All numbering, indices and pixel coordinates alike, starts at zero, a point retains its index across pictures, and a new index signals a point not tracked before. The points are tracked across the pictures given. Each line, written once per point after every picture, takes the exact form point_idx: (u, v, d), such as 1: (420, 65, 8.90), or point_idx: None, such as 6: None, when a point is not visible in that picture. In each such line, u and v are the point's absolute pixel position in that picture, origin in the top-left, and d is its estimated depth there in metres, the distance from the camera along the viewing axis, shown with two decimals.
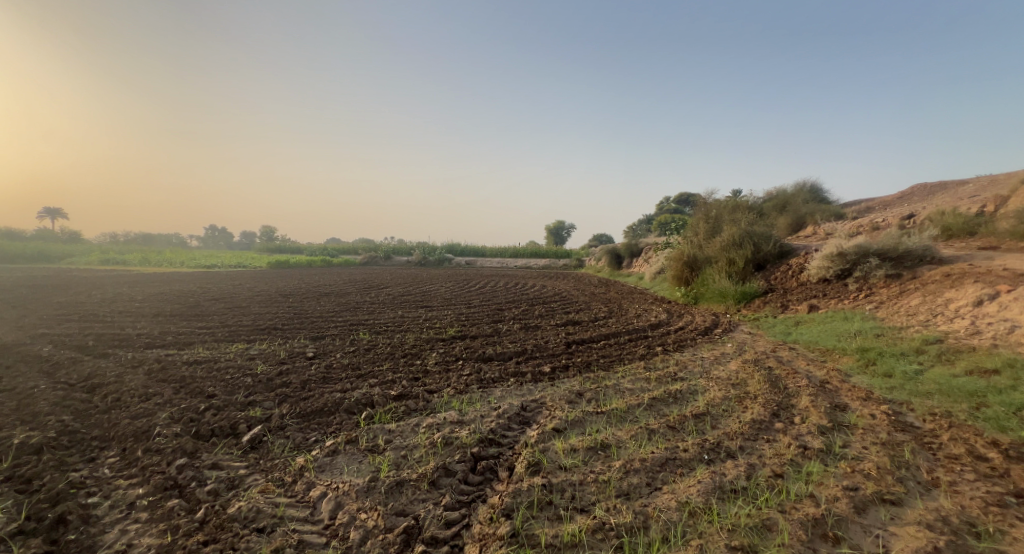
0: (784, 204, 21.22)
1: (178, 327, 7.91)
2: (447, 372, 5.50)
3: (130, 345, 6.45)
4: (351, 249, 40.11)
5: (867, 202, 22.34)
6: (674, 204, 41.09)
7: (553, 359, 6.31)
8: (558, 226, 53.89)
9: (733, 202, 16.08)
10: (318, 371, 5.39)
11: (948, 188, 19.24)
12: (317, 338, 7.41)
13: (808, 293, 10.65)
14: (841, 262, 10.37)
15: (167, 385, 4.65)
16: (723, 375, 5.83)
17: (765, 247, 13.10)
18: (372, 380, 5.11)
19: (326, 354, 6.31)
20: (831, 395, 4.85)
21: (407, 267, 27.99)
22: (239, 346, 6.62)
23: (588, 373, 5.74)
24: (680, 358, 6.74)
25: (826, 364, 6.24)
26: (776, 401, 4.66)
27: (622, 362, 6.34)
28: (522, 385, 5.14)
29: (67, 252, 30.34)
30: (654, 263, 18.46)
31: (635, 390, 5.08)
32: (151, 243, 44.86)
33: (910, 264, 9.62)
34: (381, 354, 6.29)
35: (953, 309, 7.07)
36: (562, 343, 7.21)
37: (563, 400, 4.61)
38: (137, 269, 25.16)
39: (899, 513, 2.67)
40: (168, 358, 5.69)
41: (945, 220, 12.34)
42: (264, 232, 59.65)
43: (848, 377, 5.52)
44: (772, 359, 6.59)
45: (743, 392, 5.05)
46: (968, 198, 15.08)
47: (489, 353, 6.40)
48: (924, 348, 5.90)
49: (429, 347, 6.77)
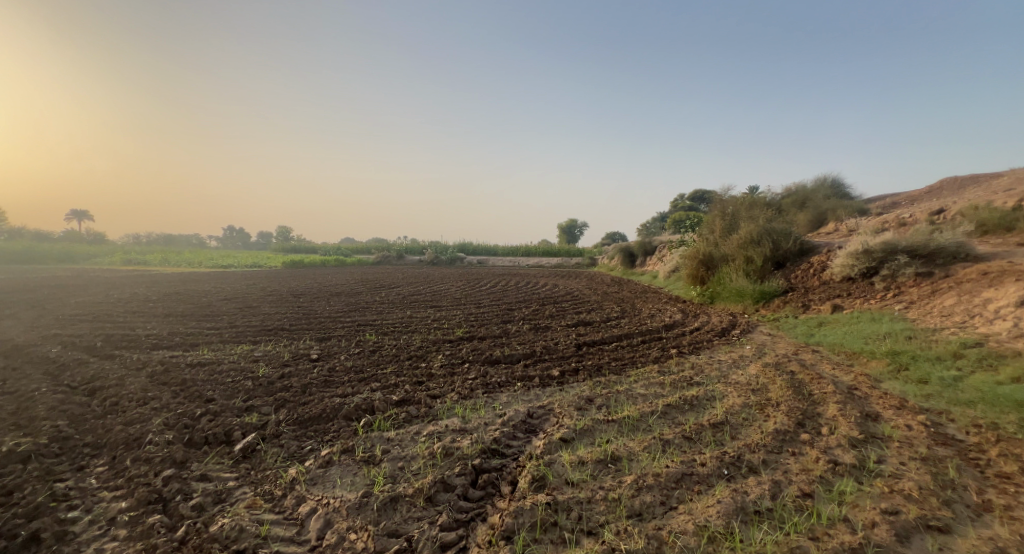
0: (803, 201, 20.61)
1: (187, 329, 7.82)
2: (452, 376, 5.32)
3: (137, 346, 6.41)
4: (364, 248, 40.26)
5: (891, 197, 21.62)
6: (688, 202, 40.28)
7: (563, 362, 6.08)
8: (569, 226, 53.36)
9: (750, 199, 15.64)
10: (320, 374, 5.24)
11: (978, 182, 18.50)
12: (323, 340, 7.28)
13: (831, 293, 10.23)
14: (867, 260, 9.94)
15: (166, 387, 4.49)
16: (742, 380, 5.54)
17: (784, 244, 12.68)
18: (374, 384, 4.95)
19: (331, 356, 6.19)
20: (860, 404, 4.55)
21: (420, 267, 27.91)
22: (245, 348, 6.50)
23: (599, 377, 5.50)
24: (696, 361, 6.46)
25: (853, 368, 5.92)
26: (801, 409, 4.38)
27: (635, 365, 6.08)
28: (529, 390, 4.93)
29: (88, 252, 30.97)
30: (668, 262, 18.04)
31: (649, 396, 4.83)
32: (172, 244, 45.74)
33: (942, 262, 9.15)
34: (386, 357, 6.14)
35: (992, 310, 6.66)
36: (572, 345, 6.99)
37: (572, 407, 4.40)
38: (155, 270, 25.40)
39: (948, 542, 2.39)
40: (172, 360, 5.56)
41: (979, 216, 11.80)
42: (280, 231, 60.29)
43: (879, 384, 5.19)
44: (795, 364, 6.26)
45: (765, 399, 4.77)
46: (1002, 192, 14.41)
47: (496, 356, 6.20)
48: (963, 352, 5.53)
49: (435, 349, 6.60)
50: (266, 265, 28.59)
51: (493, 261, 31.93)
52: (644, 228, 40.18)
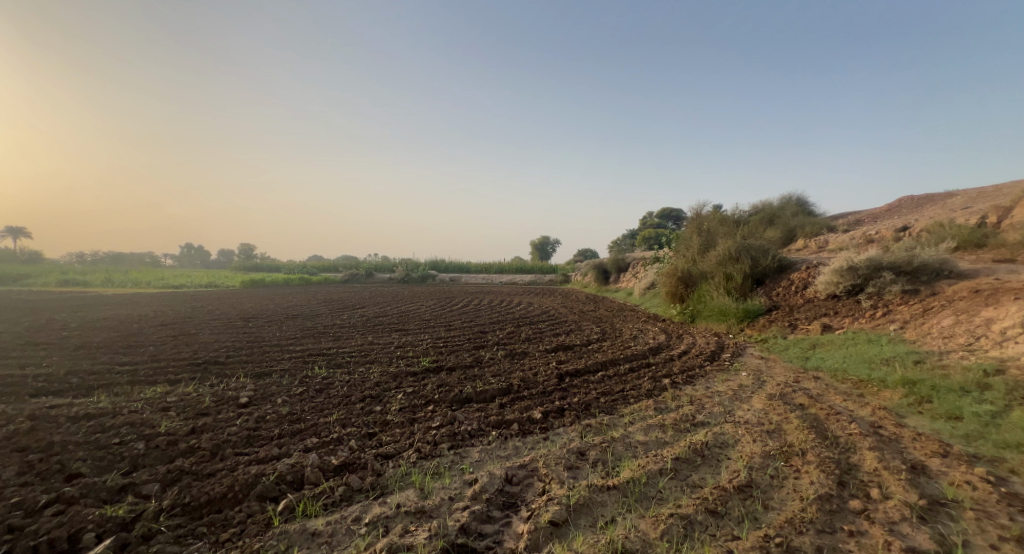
0: (771, 218, 20.68)
1: (92, 366, 6.49)
2: (411, 424, 4.35)
3: (14, 394, 5.13)
4: (329, 267, 38.45)
5: (854, 215, 21.95)
6: (657, 219, 40.66)
7: (544, 399, 5.19)
8: (541, 242, 53.25)
9: (724, 215, 15.36)
10: (243, 428, 4.17)
11: (933, 201, 19.02)
12: (261, 377, 6.14)
13: (817, 311, 9.79)
14: (851, 277, 9.55)
15: (20, 459, 3.36)
16: (751, 418, 4.79)
17: (763, 261, 12.31)
18: (310, 440, 3.93)
19: (265, 400, 5.09)
20: (898, 448, 3.87)
21: (389, 285, 26.70)
22: (156, 391, 5.31)
23: (588, 419, 4.63)
24: (693, 394, 5.68)
25: (866, 399, 5.29)
26: (834, 457, 3.66)
27: (627, 401, 5.27)
28: (506, 442, 4.01)
29: (24, 272, 28.22)
30: (644, 278, 17.54)
31: (650, 445, 4.01)
32: (119, 262, 42.73)
33: (927, 279, 8.84)
34: (332, 399, 5.08)
35: (998, 331, 6.21)
36: (554, 376, 6.11)
37: (560, 466, 3.53)
38: (93, 290, 23.24)
39: None
40: (49, 413, 4.34)
41: (950, 232, 11.74)
42: (242, 249, 57.50)
43: (905, 420, 4.56)
44: (802, 394, 5.60)
45: (786, 443, 4.02)
46: (961, 210, 14.62)
47: (466, 394, 5.25)
48: (986, 380, 4.99)
49: (394, 386, 5.59)
50: (223, 285, 26.72)
51: (466, 278, 31.09)
52: (615, 245, 40.42)
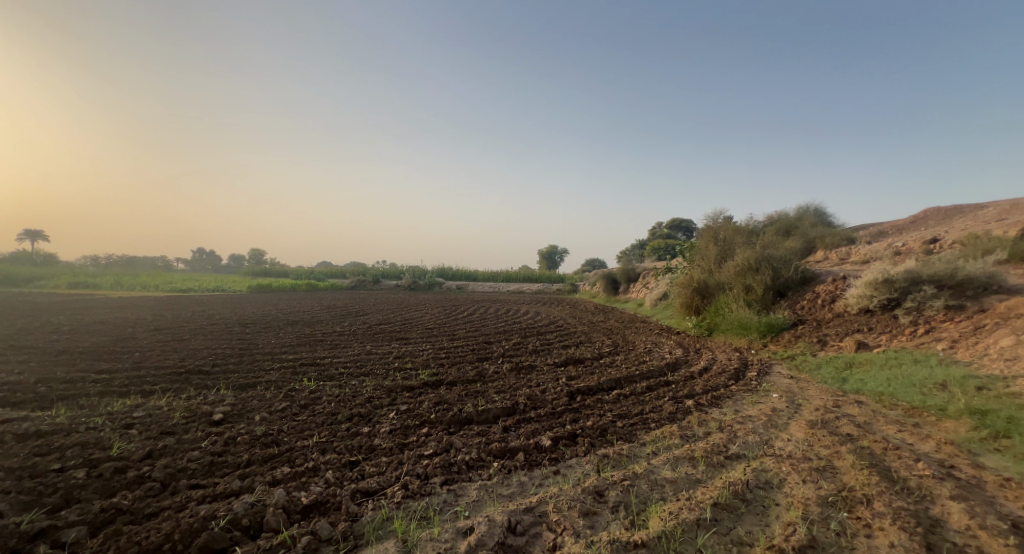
0: (788, 229, 19.87)
1: (65, 374, 5.99)
2: (400, 452, 3.73)
3: None
4: (336, 272, 38.11)
5: (876, 226, 21.01)
6: (667, 230, 39.88)
7: (554, 422, 4.57)
8: (550, 251, 52.62)
9: (741, 225, 14.65)
10: (206, 453, 3.59)
11: (963, 213, 18.12)
12: (242, 389, 5.57)
13: (848, 326, 9.05)
14: (887, 291, 8.80)
15: None
16: (795, 450, 4.13)
17: (785, 273, 11.57)
18: (280, 469, 3.35)
19: (241, 418, 4.51)
20: (987, 497, 3.21)
21: (395, 292, 26.23)
22: (123, 404, 4.77)
23: (605, 448, 4.00)
24: (722, 419, 5.02)
25: (927, 431, 4.59)
26: (911, 506, 3.01)
27: (648, 426, 4.63)
28: (509, 477, 3.40)
29: (34, 273, 28.13)
30: (656, 289, 16.85)
31: (683, 484, 3.39)
32: (130, 265, 42.86)
33: (973, 293, 8.08)
34: (316, 418, 4.50)
35: None
36: (564, 395, 5.49)
37: (574, 512, 2.90)
38: (101, 293, 23.17)
39: None
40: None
41: (990, 245, 10.91)
42: (252, 255, 57.65)
43: (982, 460, 3.88)
44: (849, 422, 4.91)
45: (845, 483, 3.38)
46: (997, 222, 13.75)
47: (466, 414, 4.65)
48: None
49: (387, 403, 4.99)
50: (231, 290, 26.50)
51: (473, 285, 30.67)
52: (625, 255, 39.69)
